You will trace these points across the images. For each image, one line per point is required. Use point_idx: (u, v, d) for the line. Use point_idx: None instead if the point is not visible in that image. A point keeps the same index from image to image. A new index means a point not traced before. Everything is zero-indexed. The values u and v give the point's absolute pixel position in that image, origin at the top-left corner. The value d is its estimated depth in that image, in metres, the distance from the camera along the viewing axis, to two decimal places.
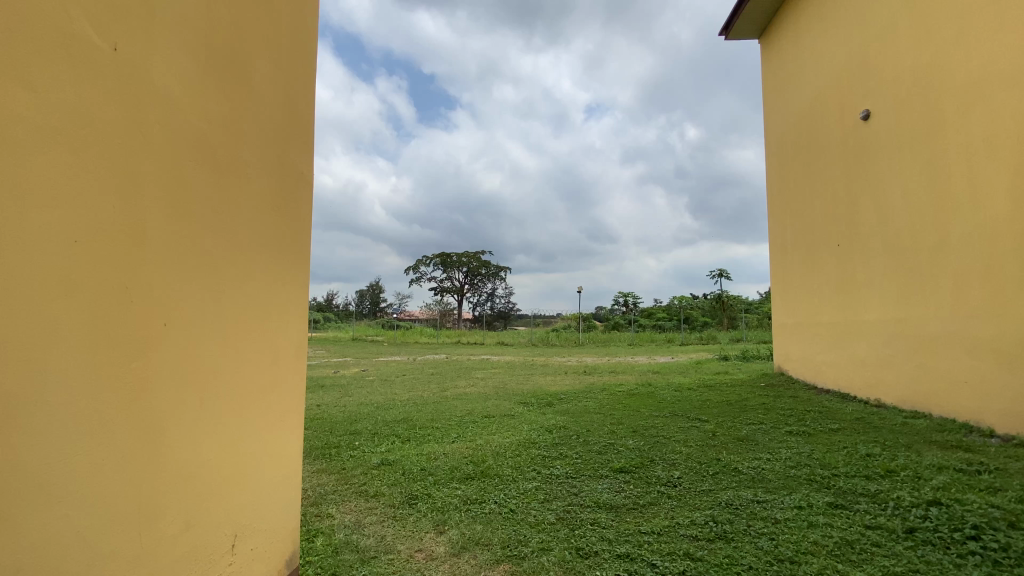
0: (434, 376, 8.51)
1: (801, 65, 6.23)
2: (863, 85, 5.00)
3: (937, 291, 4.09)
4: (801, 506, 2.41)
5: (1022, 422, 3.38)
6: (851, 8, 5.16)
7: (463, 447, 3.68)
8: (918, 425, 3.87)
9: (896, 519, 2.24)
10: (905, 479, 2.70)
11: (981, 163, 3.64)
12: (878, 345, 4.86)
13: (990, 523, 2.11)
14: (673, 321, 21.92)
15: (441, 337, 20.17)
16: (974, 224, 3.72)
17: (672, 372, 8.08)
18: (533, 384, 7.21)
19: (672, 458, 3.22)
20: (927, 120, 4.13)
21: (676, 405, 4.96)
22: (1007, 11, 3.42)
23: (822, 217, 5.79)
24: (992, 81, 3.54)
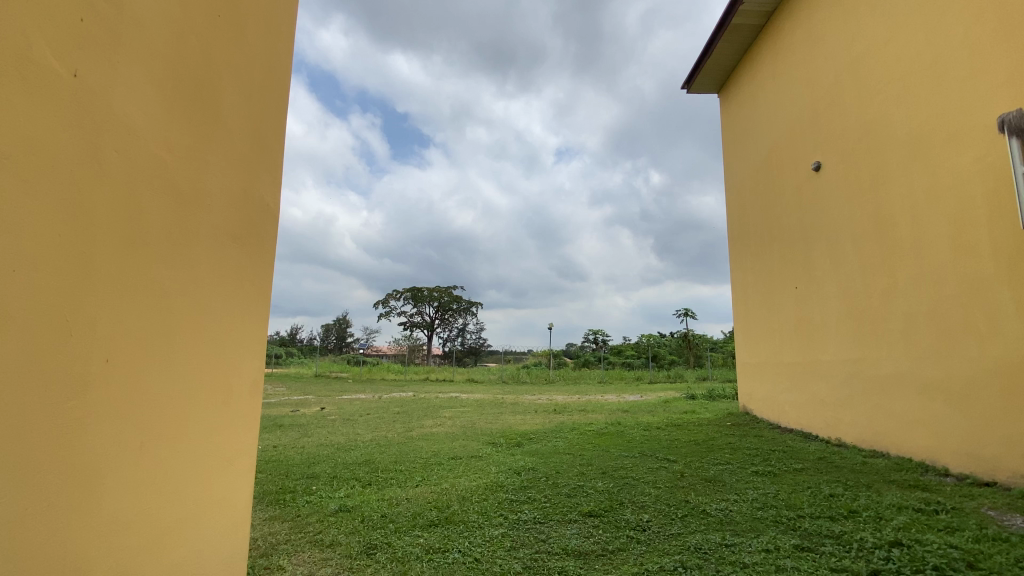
0: (400, 415, 8.26)
1: (757, 120, 6.65)
2: (814, 139, 5.35)
3: (889, 333, 4.29)
4: (769, 549, 2.40)
5: (973, 460, 3.50)
6: (802, 69, 5.60)
7: (427, 491, 3.54)
8: (877, 464, 3.96)
9: (861, 561, 2.24)
10: (867, 519, 2.73)
11: (923, 213, 3.91)
12: (836, 385, 5.02)
13: (950, 564, 2.15)
14: (642, 359, 22.17)
15: (409, 374, 19.69)
16: (919, 269, 3.95)
17: (642, 411, 8.08)
18: (501, 423, 7.08)
19: (640, 501, 3.17)
20: (873, 173, 4.45)
21: (645, 445, 4.94)
22: (937, 78, 3.78)
23: (780, 261, 6.06)
24: (929, 139, 3.86)
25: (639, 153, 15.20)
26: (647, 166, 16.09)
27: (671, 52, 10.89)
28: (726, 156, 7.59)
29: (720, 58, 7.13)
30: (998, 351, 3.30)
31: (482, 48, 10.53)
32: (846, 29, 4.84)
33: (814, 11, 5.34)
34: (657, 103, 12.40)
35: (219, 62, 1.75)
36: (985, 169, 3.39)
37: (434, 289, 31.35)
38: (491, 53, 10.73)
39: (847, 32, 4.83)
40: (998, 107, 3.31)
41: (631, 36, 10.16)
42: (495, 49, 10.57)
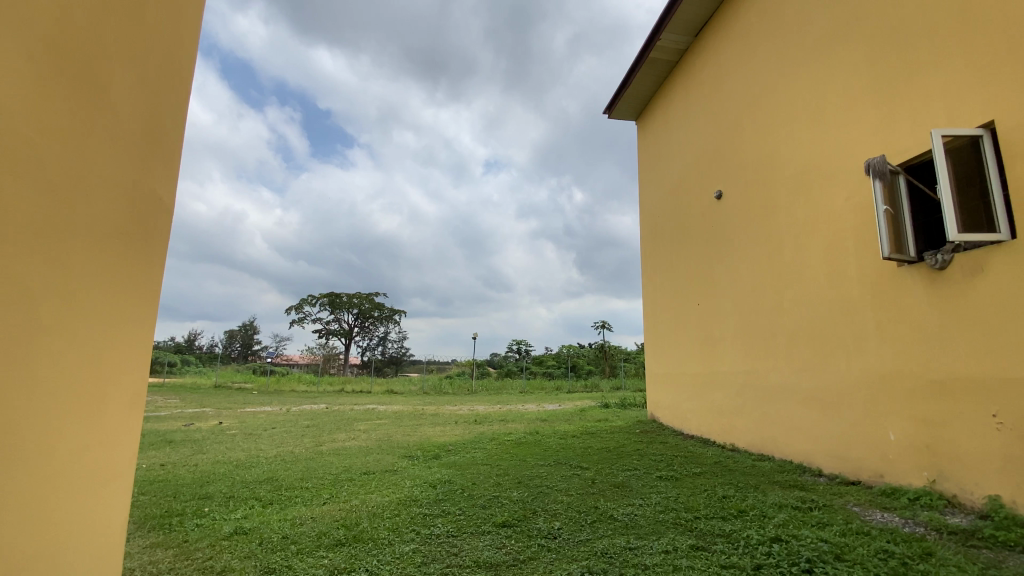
0: (310, 429, 7.78)
1: (669, 149, 7.18)
2: (717, 171, 5.88)
3: (776, 348, 4.77)
4: (667, 549, 2.55)
5: (840, 461, 3.98)
6: (708, 105, 6.14)
7: (335, 509, 3.36)
8: (764, 466, 4.38)
9: (746, 557, 2.45)
10: (753, 518, 3.00)
11: (804, 242, 4.42)
12: (731, 395, 5.49)
13: (820, 557, 2.42)
14: (561, 368, 22.84)
15: (322, 385, 18.64)
16: (800, 291, 4.45)
17: (559, 420, 8.28)
18: (418, 435, 6.92)
19: (552, 509, 3.25)
20: (765, 204, 4.96)
21: (561, 453, 5.06)
22: (816, 125, 4.32)
23: (686, 279, 6.55)
24: (810, 177, 4.39)
25: (563, 171, 15.79)
26: (570, 183, 16.75)
27: (594, 77, 11.46)
28: (642, 180, 8.11)
29: (638, 88, 7.63)
30: (861, 365, 3.79)
31: (411, 54, 10.43)
32: (745, 74, 5.38)
33: (719, 55, 5.88)
34: (581, 124, 12.98)
35: (108, 41, 1.58)
36: (852, 207, 3.90)
37: (354, 295, 30.20)
38: (422, 59, 10.68)
39: (747, 76, 5.37)
40: (863, 154, 3.83)
41: (558, 58, 10.59)
42: (425, 56, 10.54)
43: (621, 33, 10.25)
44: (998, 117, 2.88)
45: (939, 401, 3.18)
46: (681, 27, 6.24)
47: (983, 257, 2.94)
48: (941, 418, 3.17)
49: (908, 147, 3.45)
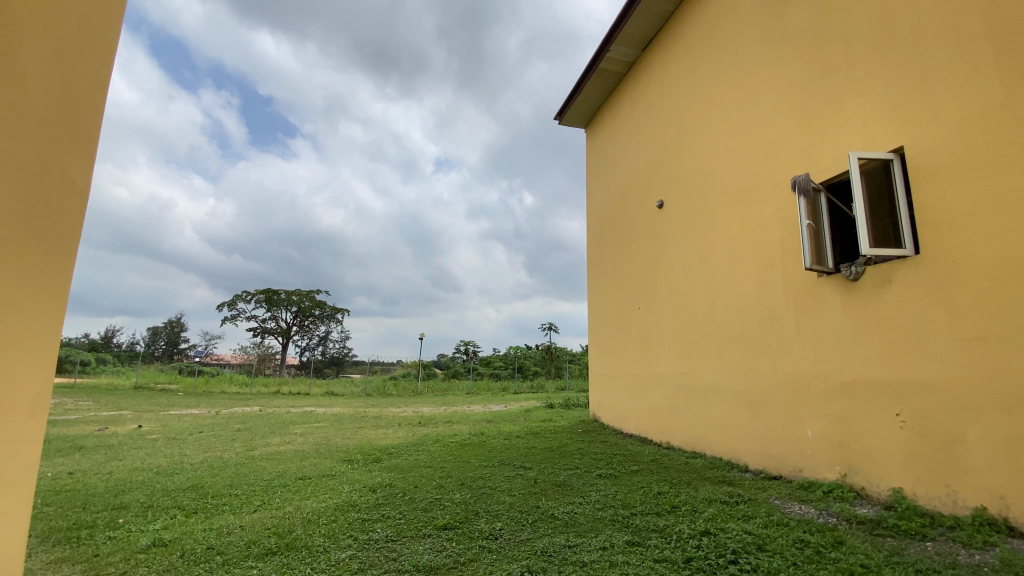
0: (241, 432, 7.37)
1: (616, 157, 7.40)
2: (659, 181, 6.13)
3: (709, 351, 5.03)
4: (604, 546, 2.63)
5: (764, 457, 4.26)
6: (653, 116, 6.38)
7: (267, 516, 3.20)
8: (696, 463, 4.61)
9: (678, 551, 2.57)
10: (685, 513, 3.15)
11: (736, 251, 4.69)
12: (667, 395, 5.73)
13: (744, 548, 2.57)
14: (509, 369, 22.97)
15: (256, 387, 17.70)
16: (733, 298, 4.72)
17: (504, 421, 8.30)
18: (359, 438, 6.73)
19: (495, 510, 3.26)
20: (702, 215, 5.23)
21: (504, 454, 5.08)
22: (750, 142, 4.60)
23: (629, 284, 6.76)
24: (742, 191, 4.67)
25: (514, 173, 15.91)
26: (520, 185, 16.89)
27: (546, 82, 11.64)
28: (590, 186, 8.31)
29: (588, 96, 7.81)
30: (785, 367, 4.07)
31: (361, 45, 10.17)
32: (687, 91, 5.64)
33: (664, 70, 6.13)
34: (532, 127, 13.13)
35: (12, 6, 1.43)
36: (779, 221, 4.19)
37: (293, 293, 28.92)
38: (372, 51, 10.42)
39: (687, 92, 5.63)
40: (790, 172, 4.12)
41: (511, 61, 10.67)
42: (376, 48, 10.30)
43: (572, 42, 10.47)
44: (906, 144, 3.18)
45: (851, 401, 3.48)
46: (629, 40, 6.45)
47: (890, 270, 3.25)
48: (852, 417, 3.46)
49: (829, 167, 3.75)
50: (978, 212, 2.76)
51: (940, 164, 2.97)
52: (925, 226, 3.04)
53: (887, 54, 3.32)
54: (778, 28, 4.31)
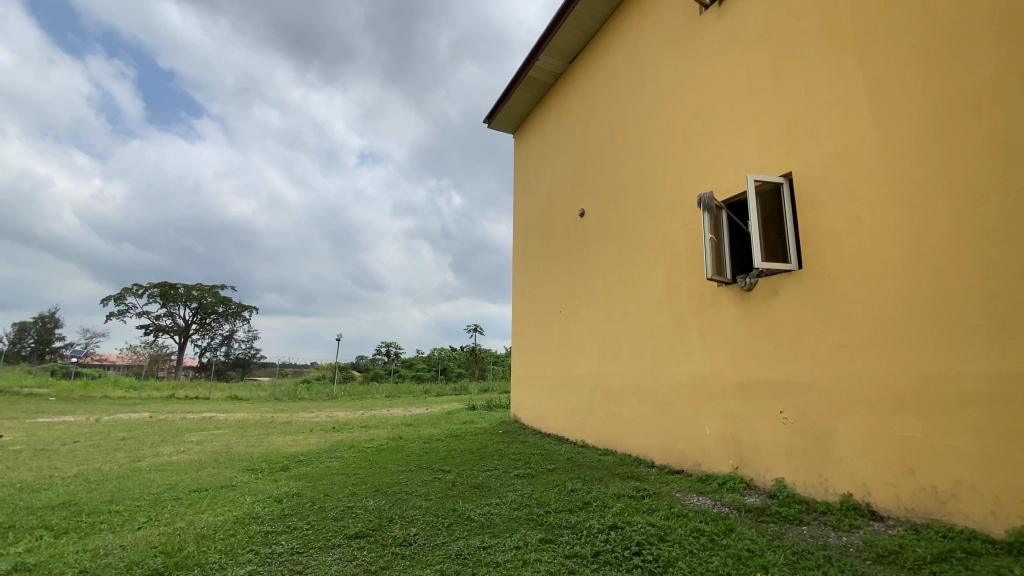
0: (126, 442, 6.63)
1: (542, 164, 7.57)
2: (581, 190, 6.36)
3: (621, 353, 5.31)
4: (518, 545, 2.69)
5: (668, 452, 4.56)
6: (576, 127, 6.62)
7: (155, 534, 2.92)
8: (608, 460, 4.83)
9: (587, 545, 2.69)
10: (596, 508, 3.30)
11: (648, 260, 4.99)
12: (583, 395, 5.96)
13: (648, 539, 2.74)
14: (431, 372, 22.70)
15: (145, 391, 15.93)
16: (644, 303, 5.01)
17: (423, 424, 8.17)
18: (265, 445, 6.30)
19: (410, 515, 3.20)
20: (619, 225, 5.51)
21: (422, 458, 5.01)
22: (662, 158, 4.92)
23: (552, 287, 6.95)
24: (655, 204, 4.97)
25: None
26: None
27: None
28: (517, 191, 8.45)
29: (516, 103, 7.94)
30: (688, 369, 4.39)
31: (280, 27, 9.59)
32: (608, 106, 5.91)
33: (588, 84, 6.38)
34: None
35: None
36: (687, 233, 4.51)
37: (195, 288, 26.53)
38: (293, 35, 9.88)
39: (609, 107, 5.90)
40: (697, 189, 4.46)
41: None
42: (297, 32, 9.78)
43: None
44: (794, 171, 3.57)
45: (743, 400, 3.83)
46: (557, 52, 6.64)
47: (778, 282, 3.62)
48: (745, 415, 3.81)
49: (729, 187, 4.11)
50: (850, 234, 3.16)
51: (822, 190, 3.35)
52: (808, 244, 3.42)
53: (782, 89, 3.70)
54: (690, 55, 4.64)
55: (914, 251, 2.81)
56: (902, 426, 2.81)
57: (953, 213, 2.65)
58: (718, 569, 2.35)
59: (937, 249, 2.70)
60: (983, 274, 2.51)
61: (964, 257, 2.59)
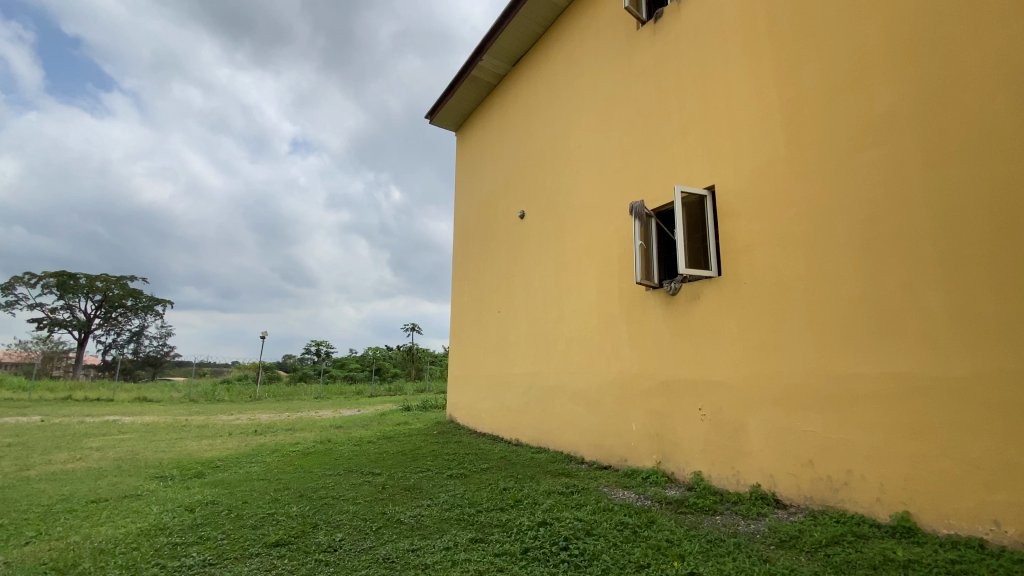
0: (9, 449, 5.92)
1: (484, 164, 7.58)
2: (522, 191, 6.44)
3: (556, 353, 5.43)
4: (448, 546, 2.68)
5: (597, 449, 4.72)
6: (518, 129, 6.69)
7: (43, 550, 2.64)
8: (540, 458, 4.93)
9: (517, 543, 2.73)
10: (527, 506, 3.36)
11: (584, 263, 5.14)
12: (519, 394, 6.03)
13: (575, 534, 2.83)
14: (365, 372, 22.03)
15: (34, 392, 14.21)
16: (579, 305, 5.16)
17: (355, 425, 7.94)
18: (177, 451, 5.84)
19: (336, 520, 3.11)
20: (556, 228, 5.63)
21: (352, 461, 4.87)
22: (599, 165, 5.08)
23: (490, 287, 6.98)
24: (591, 209, 5.13)
25: None
26: None
27: None
28: (458, 189, 8.40)
29: (459, 101, 7.90)
30: (618, 369, 4.57)
31: None
32: (550, 111, 6.01)
33: (530, 88, 6.46)
34: None
35: None
36: (620, 238, 4.69)
37: (99, 279, 24.12)
38: None
39: (550, 112, 6.01)
40: (630, 196, 4.65)
41: None
42: None
43: None
44: (718, 184, 3.81)
45: (667, 399, 4.04)
46: (501, 53, 6.67)
47: (700, 287, 3.85)
48: (668, 412, 4.02)
49: (660, 196, 4.32)
50: (764, 245, 3.42)
51: (741, 203, 3.61)
52: (728, 253, 3.66)
53: (709, 106, 3.94)
54: (628, 67, 4.82)
55: (817, 262, 3.09)
56: (804, 421, 3.09)
57: (851, 229, 2.95)
58: (638, 560, 2.47)
59: (837, 261, 2.99)
60: (874, 285, 2.81)
61: (859, 269, 2.89)
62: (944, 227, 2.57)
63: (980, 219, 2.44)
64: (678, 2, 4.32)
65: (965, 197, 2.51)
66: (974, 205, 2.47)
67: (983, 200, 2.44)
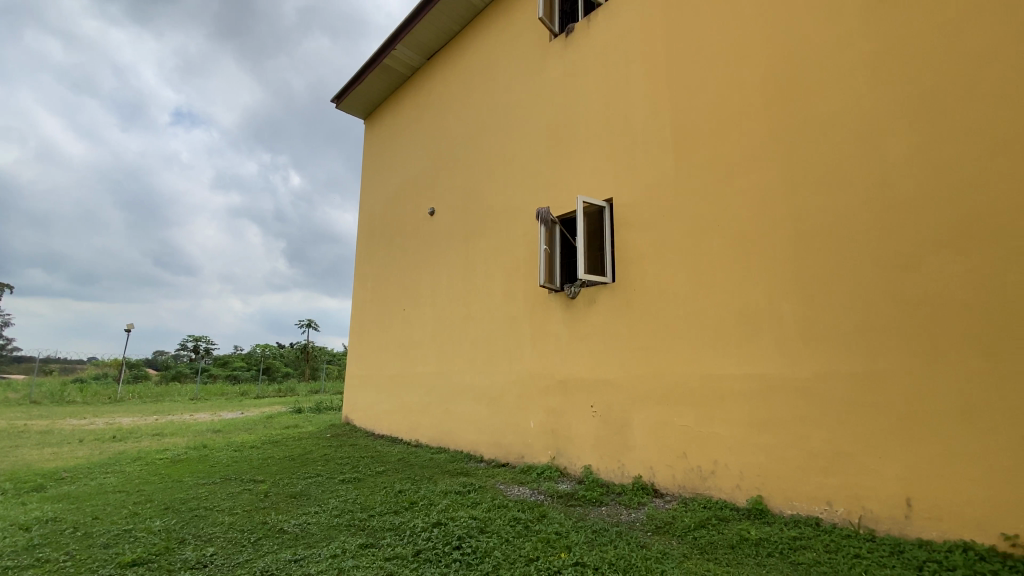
0: None
1: (393, 156, 7.37)
2: (432, 188, 6.36)
3: (460, 353, 5.45)
4: (335, 553, 2.59)
5: (496, 447, 4.82)
6: (431, 124, 6.59)
7: None
8: (439, 458, 4.92)
9: (409, 545, 2.71)
10: (422, 507, 3.34)
11: (490, 264, 5.21)
12: (420, 393, 5.97)
13: (469, 533, 2.87)
14: (252, 371, 20.38)
15: None
16: (484, 304, 5.22)
17: (237, 429, 7.33)
18: (8, 462, 4.98)
19: (208, 534, 2.86)
20: (465, 227, 5.64)
21: (232, 468, 4.49)
22: (509, 167, 5.17)
23: (395, 284, 6.82)
24: (499, 210, 5.21)
25: None
26: None
27: None
28: (365, 180, 8.08)
29: (370, 89, 7.61)
30: (518, 369, 4.70)
31: None
32: (462, 109, 6.00)
33: (444, 84, 6.39)
34: None
35: None
36: (526, 241, 4.82)
37: None
38: None
39: (463, 110, 6.00)
40: (537, 200, 4.79)
41: None
42: None
43: None
44: (617, 196, 4.05)
45: (563, 397, 4.24)
46: (415, 45, 6.52)
47: (597, 292, 4.09)
48: (563, 410, 4.22)
49: (564, 203, 4.51)
50: (654, 255, 3.70)
51: (636, 215, 3.87)
52: (622, 262, 3.93)
53: (612, 121, 4.17)
54: (540, 75, 4.95)
55: (697, 274, 3.42)
56: (680, 417, 3.40)
57: (726, 245, 3.30)
58: (529, 554, 2.57)
59: (713, 273, 3.34)
60: (742, 296, 3.17)
61: (731, 282, 3.24)
62: (799, 248, 2.96)
63: (826, 243, 2.86)
64: (588, 20, 4.53)
65: (815, 223, 2.92)
66: (821, 230, 2.88)
67: (829, 226, 2.86)
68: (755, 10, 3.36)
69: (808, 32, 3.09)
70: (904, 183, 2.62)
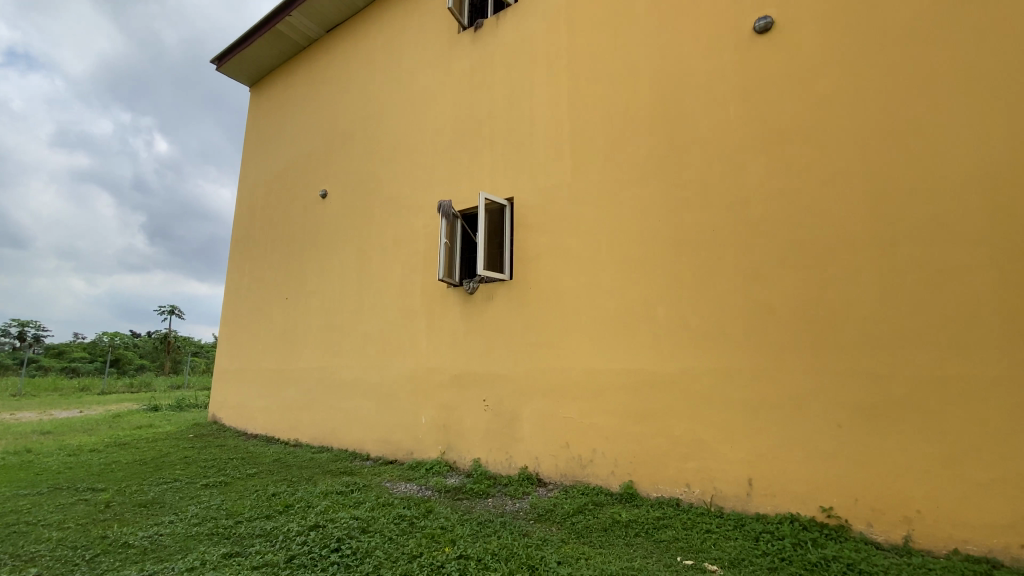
0: None
1: (283, 131, 6.80)
2: (326, 169, 5.97)
3: (349, 346, 5.22)
4: (192, 566, 2.34)
5: (383, 444, 4.71)
6: (328, 101, 6.18)
7: None
8: (321, 458, 4.67)
9: (281, 552, 2.54)
10: (298, 510, 3.14)
11: (386, 254, 5.04)
12: (303, 389, 5.62)
13: (348, 534, 2.77)
14: (97, 364, 17.64)
15: None
16: (377, 297, 5.04)
17: (73, 431, 6.30)
18: None
19: (27, 555, 2.43)
20: (361, 215, 5.39)
21: (64, 476, 3.86)
22: (411, 156, 5.03)
23: (279, 270, 6.32)
24: (399, 199, 5.05)
25: None
26: None
27: None
28: (249, 154, 7.36)
29: (259, 55, 6.94)
30: (410, 363, 4.62)
31: None
32: (364, 90, 5.71)
33: (345, 61, 6.03)
34: None
35: None
36: (425, 234, 4.74)
37: None
38: None
39: (364, 91, 5.71)
40: (438, 193, 4.73)
41: None
42: None
43: None
44: (517, 195, 4.14)
45: (454, 392, 4.25)
46: (313, 15, 6.07)
47: (492, 289, 4.15)
48: (454, 405, 4.24)
49: (465, 198, 4.50)
50: (549, 256, 3.84)
51: (534, 216, 3.99)
52: (517, 260, 4.03)
53: (516, 121, 4.24)
54: (446, 65, 4.87)
55: (587, 275, 3.62)
56: (565, 410, 3.59)
57: (613, 250, 3.52)
58: (411, 551, 2.54)
59: (601, 276, 3.55)
60: (625, 298, 3.42)
61: (616, 284, 3.47)
62: (674, 256, 3.26)
63: (697, 253, 3.17)
64: (496, 17, 4.53)
65: (689, 234, 3.22)
66: (694, 241, 3.19)
67: (700, 238, 3.18)
68: (649, 32, 3.60)
69: (692, 60, 3.38)
70: (761, 205, 3.00)
